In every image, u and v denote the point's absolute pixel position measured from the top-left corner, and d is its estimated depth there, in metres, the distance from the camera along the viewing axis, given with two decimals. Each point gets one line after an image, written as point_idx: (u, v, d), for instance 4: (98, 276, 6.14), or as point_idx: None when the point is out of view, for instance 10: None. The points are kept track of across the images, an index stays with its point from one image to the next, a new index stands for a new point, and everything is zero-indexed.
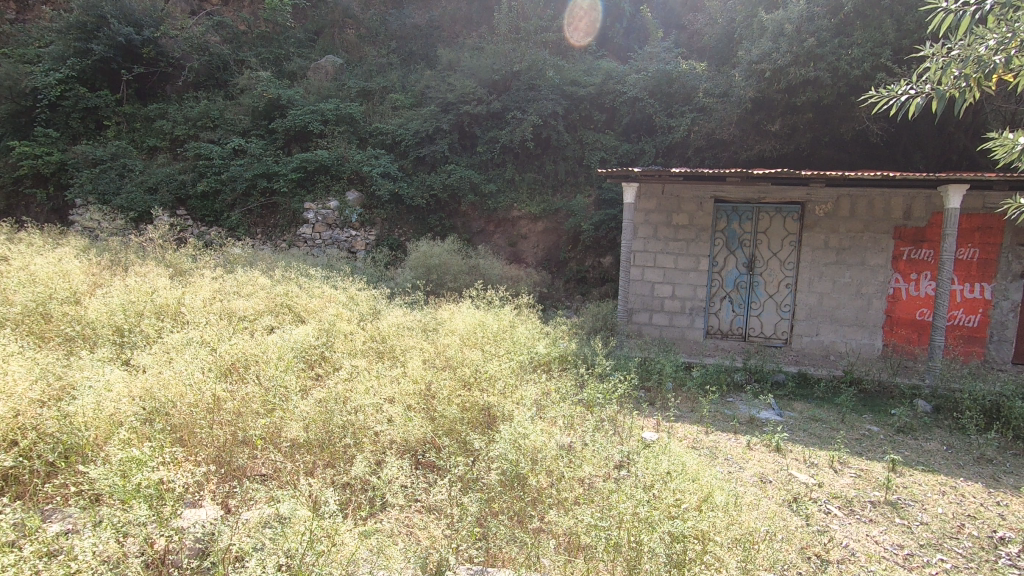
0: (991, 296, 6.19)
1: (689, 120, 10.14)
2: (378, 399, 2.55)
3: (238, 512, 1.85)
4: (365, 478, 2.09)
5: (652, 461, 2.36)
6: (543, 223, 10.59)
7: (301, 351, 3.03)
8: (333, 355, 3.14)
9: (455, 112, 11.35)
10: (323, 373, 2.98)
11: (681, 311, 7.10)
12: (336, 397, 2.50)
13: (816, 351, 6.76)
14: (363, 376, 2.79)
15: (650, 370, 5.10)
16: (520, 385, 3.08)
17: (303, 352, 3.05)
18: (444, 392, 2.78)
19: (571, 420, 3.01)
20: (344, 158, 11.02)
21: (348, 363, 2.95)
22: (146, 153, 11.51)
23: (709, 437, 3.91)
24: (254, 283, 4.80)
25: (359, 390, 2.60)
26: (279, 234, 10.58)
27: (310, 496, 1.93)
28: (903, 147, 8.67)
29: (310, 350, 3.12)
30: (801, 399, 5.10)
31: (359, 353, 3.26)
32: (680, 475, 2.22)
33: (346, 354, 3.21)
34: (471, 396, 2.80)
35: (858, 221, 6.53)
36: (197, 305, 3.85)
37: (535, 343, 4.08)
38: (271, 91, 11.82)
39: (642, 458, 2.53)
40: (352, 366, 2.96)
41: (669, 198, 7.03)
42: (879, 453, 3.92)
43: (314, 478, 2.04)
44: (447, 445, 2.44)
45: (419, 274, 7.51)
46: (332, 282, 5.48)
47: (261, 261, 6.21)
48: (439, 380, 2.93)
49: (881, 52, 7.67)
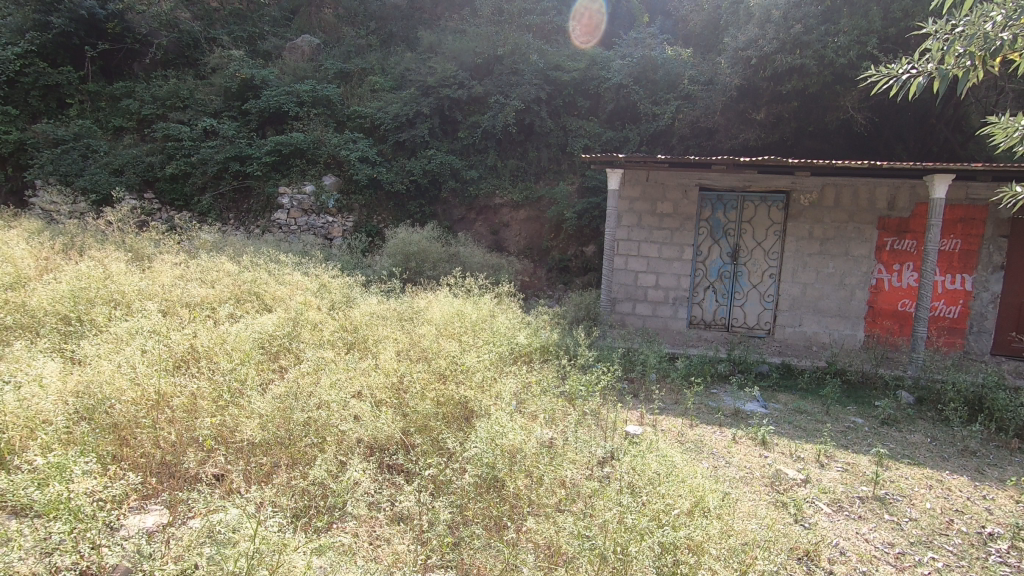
0: (971, 287, 6.19)
1: (674, 108, 9.99)
2: (345, 394, 2.36)
3: (171, 528, 1.66)
4: (325, 484, 1.90)
5: (639, 462, 2.25)
6: (525, 211, 10.40)
7: (263, 341, 2.81)
8: (297, 346, 2.93)
9: (436, 96, 11.03)
10: (287, 364, 2.77)
11: (665, 301, 7.00)
12: (296, 393, 2.29)
13: (799, 341, 6.71)
14: (330, 370, 2.59)
15: (633, 361, 4.98)
16: (500, 378, 2.93)
17: (264, 343, 2.83)
18: (417, 386, 2.61)
19: (552, 416, 2.89)
20: (320, 142, 10.68)
21: (313, 355, 2.74)
22: (111, 133, 11.00)
23: (694, 431, 3.81)
24: (219, 269, 4.55)
25: (325, 384, 2.40)
26: (253, 220, 10.21)
27: (260, 506, 1.72)
28: (884, 139, 8.73)
29: (271, 340, 2.89)
30: (786, 390, 5.01)
31: (328, 345, 3.05)
32: (669, 478, 2.12)
33: (315, 346, 3.01)
34: (448, 390, 2.63)
35: (842, 212, 6.47)
36: (153, 291, 3.59)
37: (516, 334, 3.91)
38: (244, 71, 11.40)
39: (628, 458, 2.42)
40: (318, 358, 2.75)
41: (653, 185, 6.88)
42: (865, 446, 3.85)
43: (267, 486, 1.85)
44: (420, 441, 2.28)
45: (397, 262, 7.27)
46: (304, 268, 5.23)
47: (229, 247, 5.91)
48: (413, 374, 2.75)
49: (867, 40, 7.57)
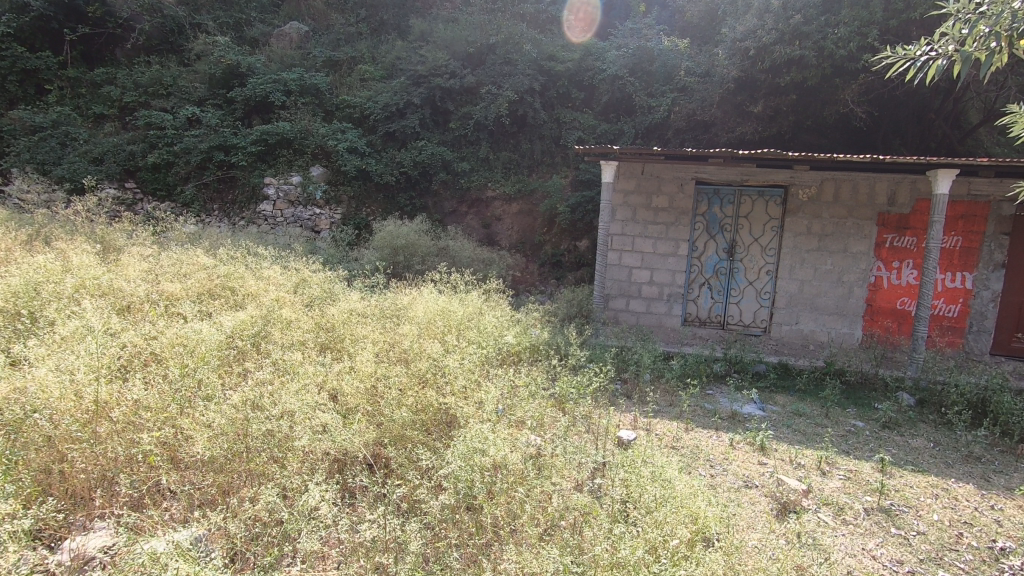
0: (972, 285, 6.05)
1: (670, 100, 9.79)
2: (313, 401, 2.15)
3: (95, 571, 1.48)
4: (279, 513, 1.72)
5: (636, 489, 2.18)
6: (518, 204, 10.17)
7: (227, 342, 2.60)
8: (267, 347, 2.73)
9: (427, 86, 10.77)
10: (252, 365, 2.56)
11: (659, 297, 6.82)
12: (255, 401, 2.08)
13: (796, 339, 6.56)
14: (297, 375, 2.39)
15: (626, 361, 4.80)
16: (486, 383, 2.74)
17: (230, 344, 2.62)
18: (394, 392, 2.41)
19: (541, 423, 2.71)
20: (307, 131, 10.42)
21: (281, 358, 2.54)
22: (92, 121, 10.66)
23: (690, 436, 3.65)
24: (193, 262, 4.32)
25: (289, 390, 2.20)
26: (238, 211, 9.93)
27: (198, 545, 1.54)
28: (881, 134, 8.59)
29: (237, 340, 2.69)
30: (783, 392, 4.85)
31: (300, 347, 2.84)
32: (667, 503, 2.05)
33: (286, 348, 2.81)
34: (426, 396, 2.44)
35: (842, 207, 6.31)
36: (115, 285, 3.37)
37: (503, 333, 3.70)
38: (230, 58, 11.09)
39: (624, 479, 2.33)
40: (286, 360, 2.54)
41: (648, 179, 6.68)
42: (867, 452, 3.70)
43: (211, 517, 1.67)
44: (394, 455, 2.11)
45: (384, 256, 7.05)
46: (283, 262, 5.00)
47: (207, 239, 5.65)
48: (391, 378, 2.56)
49: (868, 31, 7.38)
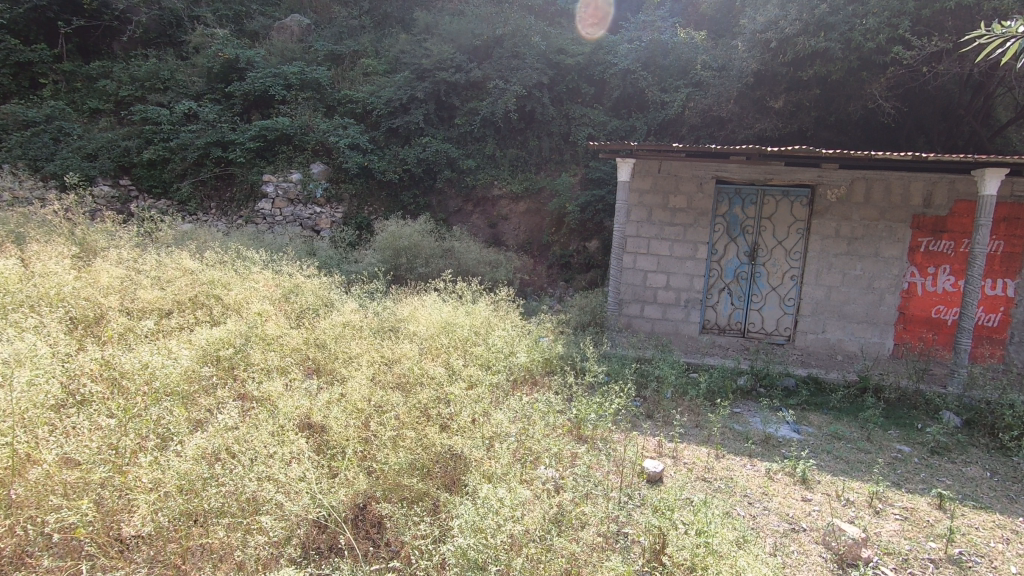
0: (1013, 293, 5.64)
1: (684, 96, 9.36)
2: (289, 449, 1.84)
3: None
4: None
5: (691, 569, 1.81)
6: (525, 203, 9.80)
7: (193, 368, 2.27)
8: (245, 376, 2.41)
9: (432, 80, 10.40)
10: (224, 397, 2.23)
11: (676, 303, 6.43)
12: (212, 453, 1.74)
13: (821, 349, 6.16)
14: (273, 411, 2.06)
15: (646, 376, 4.44)
16: (494, 416, 2.39)
17: (201, 372, 2.30)
18: (388, 431, 2.08)
19: (559, 464, 2.37)
20: (308, 128, 10.13)
21: (259, 389, 2.21)
22: (87, 116, 10.34)
23: (722, 465, 3.29)
24: (177, 266, 3.99)
25: (261, 433, 1.87)
26: (236, 210, 9.62)
27: None
28: (906, 131, 8.19)
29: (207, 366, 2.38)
30: (816, 410, 4.46)
31: (282, 372, 2.51)
32: None
33: (265, 373, 2.46)
34: (427, 435, 2.09)
35: (873, 208, 5.91)
36: (81, 294, 3.02)
37: (515, 349, 3.33)
38: (228, 51, 10.75)
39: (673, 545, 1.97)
40: (265, 391, 2.20)
41: (665, 177, 6.28)
42: (920, 484, 3.32)
43: None
44: (389, 512, 1.80)
45: (385, 259, 6.70)
46: (275, 266, 4.64)
47: (194, 240, 5.29)
48: (387, 411, 2.22)
49: (899, 22, 6.92)
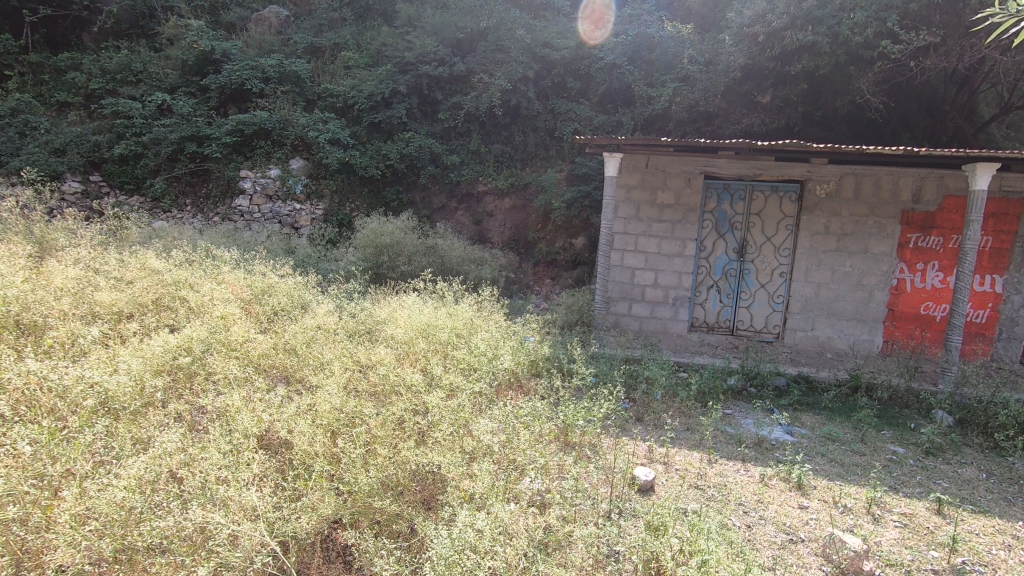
0: (1001, 289, 5.60)
1: (671, 90, 9.21)
2: (241, 474, 1.69)
3: None
4: None
5: None
6: (511, 200, 9.63)
7: (142, 384, 2.11)
8: (204, 389, 2.23)
9: (414, 74, 10.16)
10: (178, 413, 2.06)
11: (664, 301, 6.31)
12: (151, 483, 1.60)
13: (811, 347, 6.08)
14: (228, 427, 1.91)
15: (636, 378, 4.30)
16: (474, 428, 2.23)
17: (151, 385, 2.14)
18: (358, 449, 1.91)
19: (547, 477, 2.22)
20: (287, 122, 9.85)
21: (215, 403, 2.04)
22: (55, 109, 9.96)
23: (715, 471, 3.16)
24: (139, 266, 3.77)
25: (213, 456, 1.73)
26: (212, 206, 9.32)
27: None
28: (892, 127, 8.16)
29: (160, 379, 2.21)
30: (808, 410, 4.36)
31: (245, 380, 2.33)
32: None
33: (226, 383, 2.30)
34: (401, 453, 1.93)
35: (862, 204, 5.84)
36: (29, 298, 2.80)
37: (498, 353, 3.15)
38: (203, 43, 10.40)
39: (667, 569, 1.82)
40: (222, 405, 2.03)
41: (653, 173, 6.16)
42: (917, 488, 3.21)
43: None
44: (355, 541, 1.63)
45: (365, 257, 6.49)
46: (247, 265, 4.42)
47: (161, 239, 5.03)
48: (357, 424, 2.05)
49: (887, 16, 6.85)
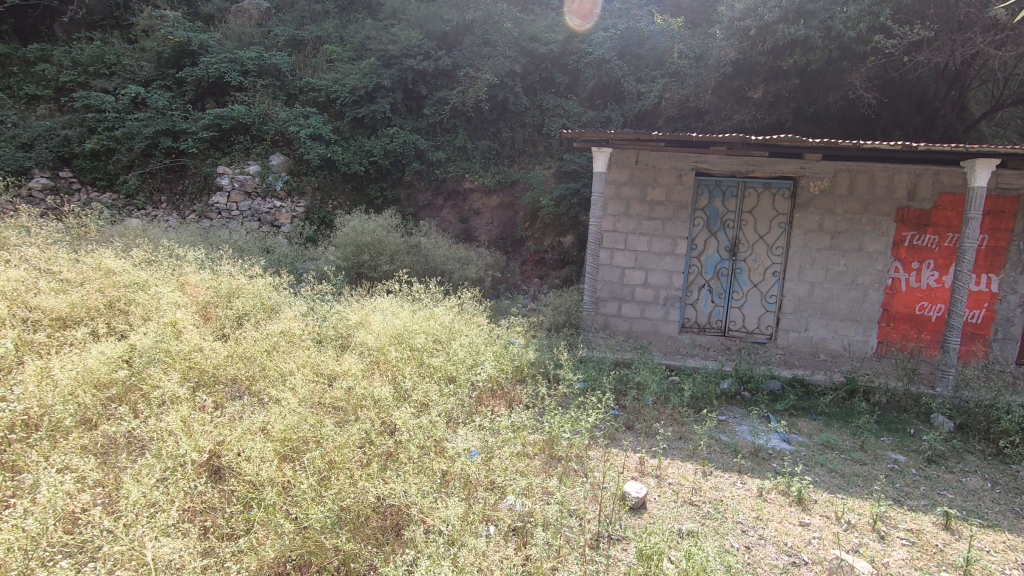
0: (997, 289, 5.48)
1: (661, 85, 9.02)
2: (161, 515, 1.52)
3: None
4: None
5: None
6: (498, 197, 9.40)
7: (64, 407, 1.92)
8: (143, 408, 2.04)
9: (399, 67, 9.90)
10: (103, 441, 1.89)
11: (654, 301, 6.12)
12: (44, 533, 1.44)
13: (804, 348, 5.93)
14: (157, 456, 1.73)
15: (626, 383, 4.10)
16: (447, 447, 2.02)
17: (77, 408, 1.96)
18: (310, 480, 1.70)
19: (530, 499, 2.02)
20: (267, 116, 9.55)
21: (149, 427, 1.86)
22: (24, 102, 9.58)
23: (711, 485, 2.96)
24: (93, 267, 3.50)
25: (132, 493, 1.55)
26: (188, 204, 9.01)
27: None
28: (883, 123, 8.05)
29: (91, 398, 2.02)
30: (805, 416, 4.20)
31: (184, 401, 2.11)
32: None
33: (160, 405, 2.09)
34: (357, 483, 1.73)
35: (857, 202, 5.69)
36: None
37: (479, 360, 2.94)
38: (179, 34, 10.04)
39: None
40: (154, 430, 1.85)
41: (643, 169, 5.97)
42: (922, 500, 3.04)
43: None
44: None
45: (346, 257, 6.24)
46: (213, 265, 4.15)
47: (124, 238, 4.74)
48: (309, 449, 1.87)
49: (880, 10, 6.74)
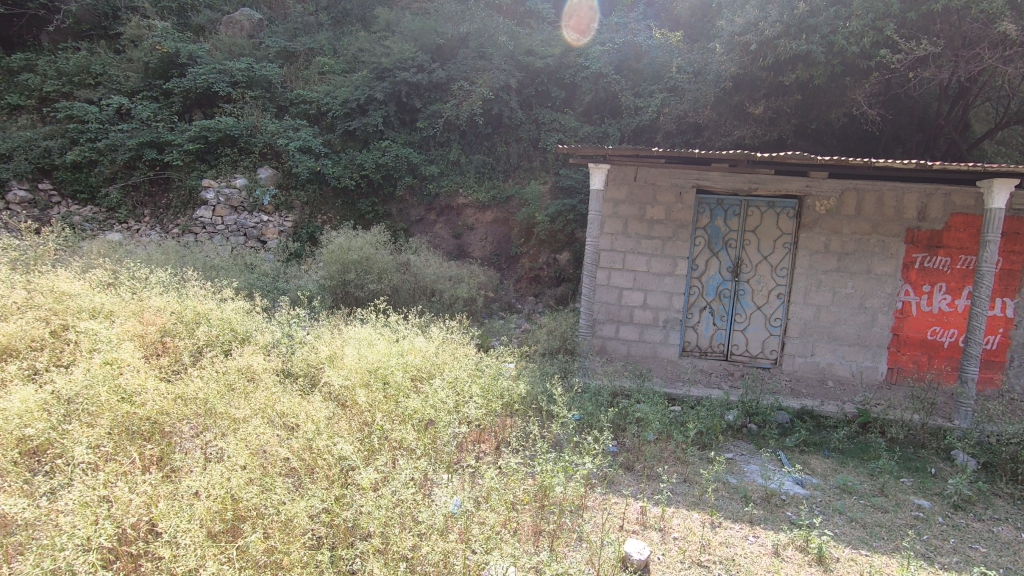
0: (1012, 314, 5.23)
1: (658, 101, 8.83)
2: None
3: None
4: None
5: None
6: (492, 213, 9.12)
7: None
8: (53, 478, 1.78)
9: (392, 80, 9.69)
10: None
11: (653, 324, 5.84)
12: None
13: (810, 374, 5.64)
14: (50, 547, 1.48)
15: (627, 418, 3.80)
16: (419, 519, 1.75)
17: None
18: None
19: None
20: (256, 128, 9.30)
21: (50, 507, 1.61)
22: (6, 113, 9.32)
23: (721, 539, 2.65)
24: (44, 291, 3.19)
25: None
26: (172, 217, 8.71)
27: None
28: (885, 141, 7.89)
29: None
30: (818, 453, 3.91)
31: (112, 463, 1.88)
32: None
33: (81, 468, 1.86)
34: None
35: (864, 222, 5.45)
36: None
37: (463, 399, 2.63)
38: (167, 44, 9.81)
39: None
40: (56, 510, 1.61)
41: (642, 186, 5.72)
42: (955, 559, 2.72)
43: None
44: None
45: (330, 275, 5.93)
46: (181, 287, 3.85)
47: (89, 258, 4.42)
48: (244, 533, 1.65)
49: (884, 25, 6.44)
